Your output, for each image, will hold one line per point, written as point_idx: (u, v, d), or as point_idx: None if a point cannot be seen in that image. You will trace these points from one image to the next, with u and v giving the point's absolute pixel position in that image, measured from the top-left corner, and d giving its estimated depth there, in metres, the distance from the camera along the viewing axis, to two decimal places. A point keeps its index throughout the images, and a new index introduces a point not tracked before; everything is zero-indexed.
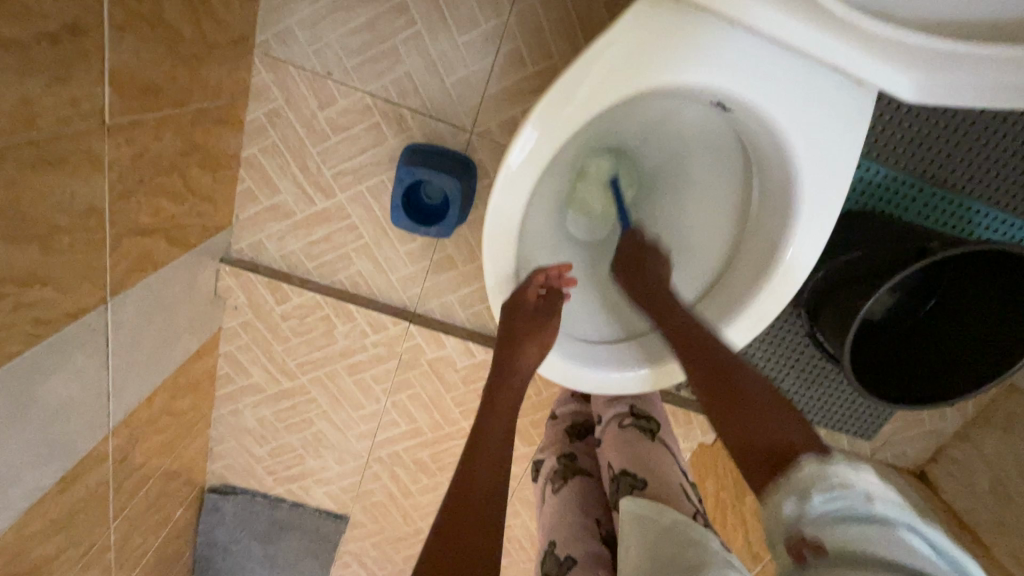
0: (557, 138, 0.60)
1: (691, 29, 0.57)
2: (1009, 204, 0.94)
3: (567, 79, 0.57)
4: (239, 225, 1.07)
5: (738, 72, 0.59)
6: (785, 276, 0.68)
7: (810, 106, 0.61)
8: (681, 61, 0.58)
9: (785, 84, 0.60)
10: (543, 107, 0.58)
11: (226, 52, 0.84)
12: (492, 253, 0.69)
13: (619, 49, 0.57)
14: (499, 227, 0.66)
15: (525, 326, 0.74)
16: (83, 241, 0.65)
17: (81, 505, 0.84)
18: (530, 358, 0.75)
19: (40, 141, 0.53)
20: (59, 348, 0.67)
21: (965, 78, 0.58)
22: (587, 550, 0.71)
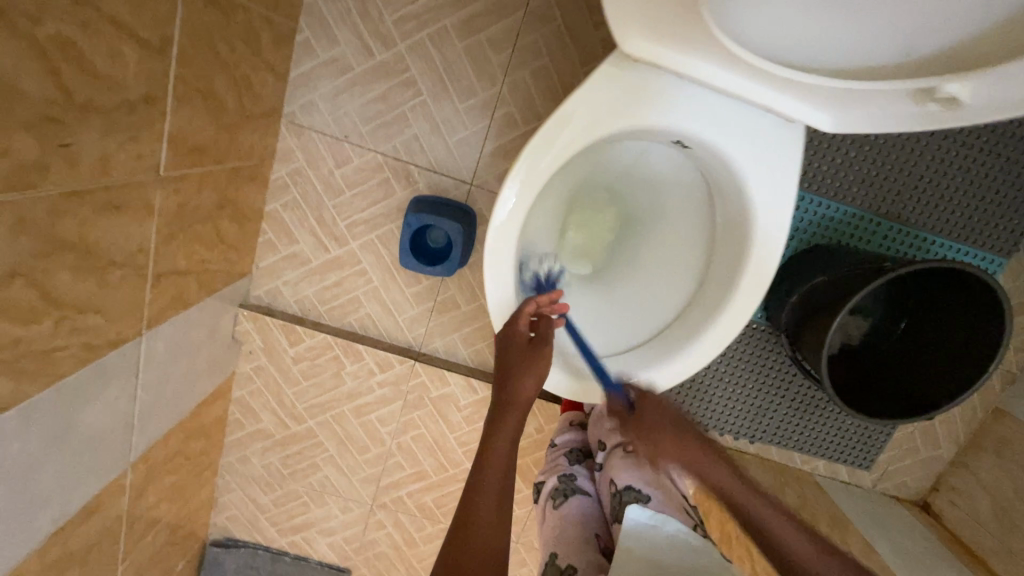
0: (544, 172, 0.70)
1: (647, 81, 0.69)
2: (952, 233, 1.11)
3: (546, 130, 0.69)
4: (258, 273, 1.16)
5: (688, 112, 0.71)
6: (750, 286, 0.77)
7: (751, 134, 0.72)
8: (643, 105, 0.70)
9: (728, 119, 0.71)
10: (527, 152, 0.69)
11: (260, 119, 0.97)
12: (492, 286, 0.77)
13: (590, 97, 0.69)
14: (498, 260, 0.75)
15: (521, 357, 0.76)
16: (131, 277, 0.74)
17: (97, 540, 0.87)
18: (529, 389, 0.74)
19: (111, 186, 0.63)
20: (100, 374, 0.73)
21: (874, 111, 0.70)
22: (588, 560, 0.74)
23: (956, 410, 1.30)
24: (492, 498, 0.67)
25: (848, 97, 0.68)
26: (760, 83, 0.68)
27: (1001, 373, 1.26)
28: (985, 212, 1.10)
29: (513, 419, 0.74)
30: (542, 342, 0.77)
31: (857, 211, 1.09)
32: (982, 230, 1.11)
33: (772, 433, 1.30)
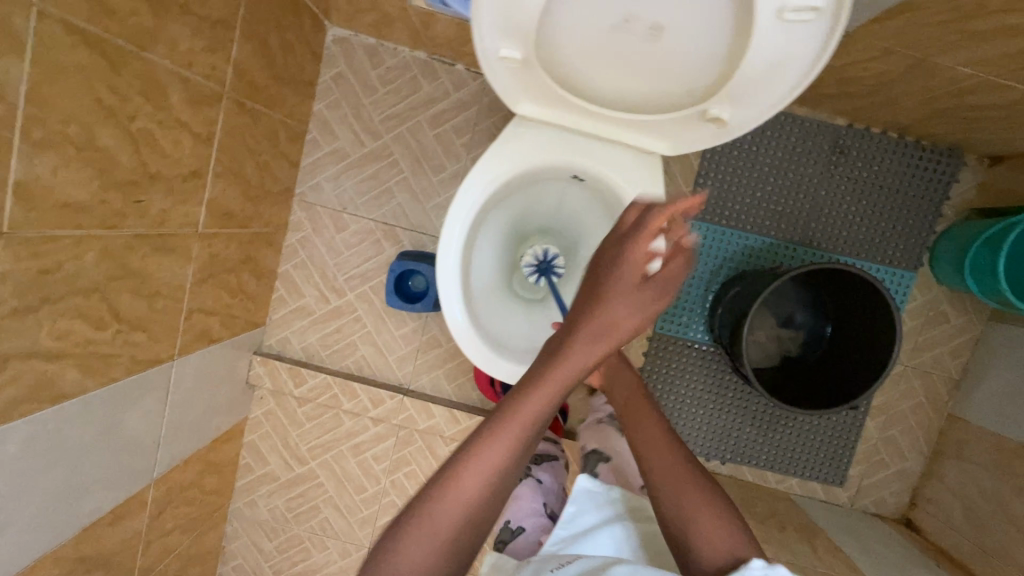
0: (464, 214, 0.86)
1: (537, 130, 0.83)
2: (858, 253, 1.31)
3: (471, 175, 0.85)
4: (272, 326, 1.37)
5: (573, 153, 0.84)
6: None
7: (624, 164, 0.84)
8: (536, 154, 0.84)
9: (604, 154, 0.84)
10: (455, 201, 0.86)
11: (277, 196, 1.24)
12: (445, 297, 0.89)
13: (497, 151, 0.84)
14: (446, 283, 0.89)
15: (611, 285, 0.61)
16: (171, 308, 0.95)
17: (118, 549, 0.99)
18: (619, 314, 0.60)
19: (165, 234, 0.87)
20: (142, 385, 0.92)
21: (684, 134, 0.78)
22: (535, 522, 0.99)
23: (914, 420, 1.37)
24: (532, 432, 0.59)
25: (674, 125, 0.77)
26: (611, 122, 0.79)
27: (945, 380, 1.35)
28: (883, 234, 1.30)
29: (592, 350, 0.60)
30: (669, 283, 0.62)
31: (774, 240, 1.30)
32: (885, 249, 1.30)
33: (739, 452, 1.38)
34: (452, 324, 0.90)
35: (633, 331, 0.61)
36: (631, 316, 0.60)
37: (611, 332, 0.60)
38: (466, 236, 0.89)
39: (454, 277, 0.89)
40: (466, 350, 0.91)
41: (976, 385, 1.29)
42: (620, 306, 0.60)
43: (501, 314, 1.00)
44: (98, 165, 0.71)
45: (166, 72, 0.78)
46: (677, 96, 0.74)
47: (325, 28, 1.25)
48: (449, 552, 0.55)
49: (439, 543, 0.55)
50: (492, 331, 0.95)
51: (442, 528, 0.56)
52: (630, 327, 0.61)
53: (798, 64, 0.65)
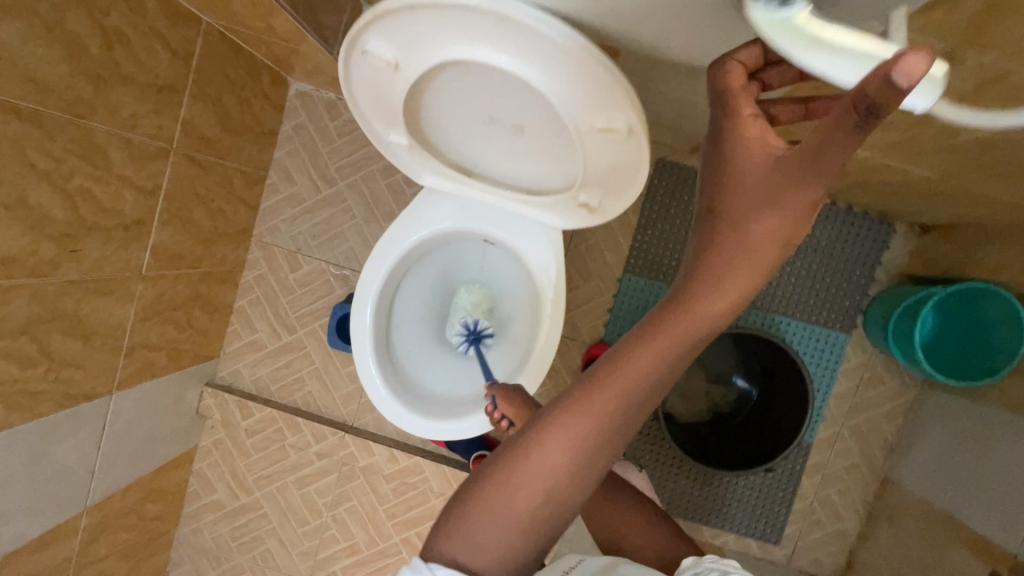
0: (379, 268, 0.92)
1: (449, 198, 0.90)
2: (792, 313, 1.33)
3: (383, 238, 0.92)
4: (225, 358, 1.43)
5: (480, 220, 0.89)
6: (547, 350, 0.91)
7: (527, 231, 0.89)
8: (447, 218, 0.90)
9: (509, 222, 0.89)
10: (373, 256, 0.92)
11: (233, 237, 1.31)
12: (359, 351, 0.94)
13: (412, 214, 0.91)
14: (359, 331, 0.94)
15: (744, 203, 0.44)
16: (109, 345, 1.01)
17: (45, 573, 1.03)
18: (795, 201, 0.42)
19: (102, 278, 0.94)
20: (72, 417, 0.97)
21: (562, 214, 0.84)
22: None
23: (850, 480, 1.37)
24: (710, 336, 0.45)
25: (553, 205, 0.82)
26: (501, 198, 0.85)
27: (881, 442, 1.36)
28: (817, 293, 1.33)
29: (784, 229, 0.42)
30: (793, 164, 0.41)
31: None
32: (819, 309, 1.33)
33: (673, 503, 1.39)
34: (364, 376, 0.94)
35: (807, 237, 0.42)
36: (768, 221, 0.43)
37: (737, 252, 0.44)
38: (379, 292, 0.94)
39: (367, 331, 0.94)
40: (377, 401, 0.93)
41: (909, 449, 1.30)
42: (757, 222, 0.43)
43: (420, 365, 1.02)
44: (31, 221, 0.78)
45: (106, 135, 0.85)
46: (552, 181, 0.80)
47: (286, 83, 1.35)
48: (528, 529, 0.48)
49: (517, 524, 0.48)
50: (407, 383, 0.98)
51: (519, 506, 0.47)
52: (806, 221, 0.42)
53: (634, 167, 0.69)
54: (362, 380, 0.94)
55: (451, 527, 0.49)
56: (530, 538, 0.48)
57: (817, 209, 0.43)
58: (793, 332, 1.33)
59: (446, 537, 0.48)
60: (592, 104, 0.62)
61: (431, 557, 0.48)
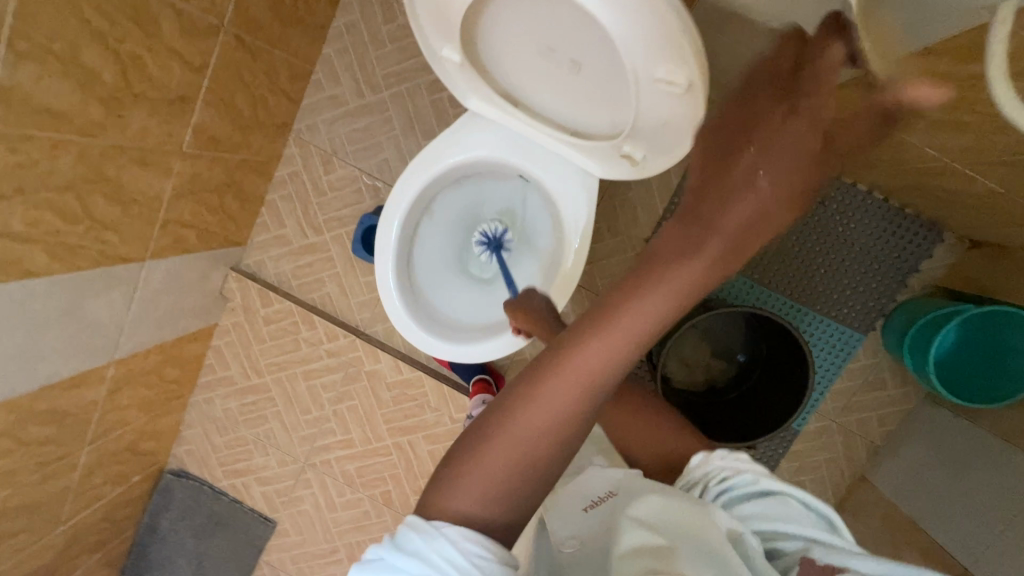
0: (412, 182, 0.92)
1: (493, 127, 0.89)
2: (809, 303, 1.32)
3: (419, 155, 0.92)
4: (251, 247, 1.47)
5: (519, 155, 0.89)
6: (564, 289, 0.92)
7: (563, 175, 0.89)
8: (487, 146, 0.90)
9: (546, 162, 0.89)
10: (409, 168, 0.92)
11: (273, 129, 1.30)
12: (382, 265, 0.96)
13: (455, 134, 0.90)
14: (385, 240, 0.95)
15: (713, 197, 0.55)
16: (146, 215, 1.05)
17: (74, 410, 1.13)
18: (734, 209, 0.54)
19: (145, 149, 0.96)
20: (108, 277, 1.03)
21: (603, 163, 0.82)
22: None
23: (827, 473, 1.41)
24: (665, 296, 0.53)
25: (600, 152, 0.80)
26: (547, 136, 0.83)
27: (867, 444, 1.38)
28: (843, 290, 1.30)
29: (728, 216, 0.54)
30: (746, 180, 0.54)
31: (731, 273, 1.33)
32: (843, 305, 1.31)
33: None
34: (384, 290, 0.97)
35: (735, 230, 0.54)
36: (738, 210, 0.54)
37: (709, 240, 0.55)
38: (408, 210, 0.95)
39: (391, 246, 0.95)
40: (395, 315, 0.97)
41: (893, 455, 1.33)
42: (744, 197, 0.53)
43: (436, 287, 1.05)
44: (82, 79, 0.79)
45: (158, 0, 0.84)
46: (603, 126, 0.77)
47: None
48: (539, 455, 0.52)
49: (504, 473, 0.51)
50: (422, 303, 1.01)
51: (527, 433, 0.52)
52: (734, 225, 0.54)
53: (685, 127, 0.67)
54: (380, 289, 0.97)
55: (447, 487, 0.52)
56: (519, 481, 0.52)
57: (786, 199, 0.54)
58: (809, 323, 1.33)
59: (449, 482, 0.52)
60: (659, 49, 0.60)
61: (436, 511, 0.51)
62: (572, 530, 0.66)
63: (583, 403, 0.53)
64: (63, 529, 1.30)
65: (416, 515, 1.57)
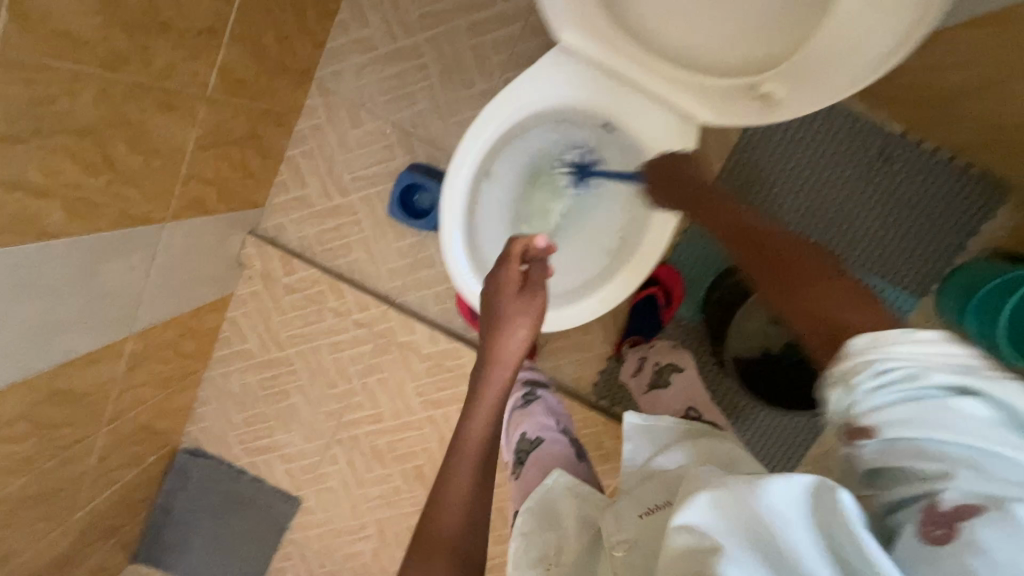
0: (485, 129, 0.84)
1: (577, 70, 0.81)
2: (867, 266, 1.28)
3: (495, 101, 0.82)
4: (270, 209, 1.35)
5: (608, 101, 0.81)
6: (651, 254, 0.85)
7: (656, 124, 0.81)
8: (571, 91, 0.81)
9: (638, 110, 0.81)
10: (483, 115, 0.83)
11: (296, 75, 1.17)
12: (448, 225, 0.87)
13: (536, 77, 0.82)
14: (452, 195, 0.86)
15: (491, 313, 0.78)
16: (168, 169, 0.92)
17: (92, 389, 1.03)
18: (522, 334, 0.76)
19: (169, 90, 0.83)
20: (128, 240, 0.91)
21: (733, 105, 0.73)
22: (551, 435, 1.02)
23: None
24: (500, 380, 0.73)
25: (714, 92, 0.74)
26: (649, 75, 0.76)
27: None
28: (903, 252, 1.26)
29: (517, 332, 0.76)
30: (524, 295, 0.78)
31: None
32: (902, 270, 1.27)
33: None
34: (449, 253, 0.88)
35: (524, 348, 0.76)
36: (524, 326, 0.76)
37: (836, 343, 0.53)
38: (477, 165, 0.87)
39: (458, 204, 0.87)
40: (461, 281, 0.88)
41: None
42: (522, 329, 0.76)
43: (498, 251, 0.97)
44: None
45: None
46: (727, 64, 0.71)
47: None
48: (477, 496, 0.64)
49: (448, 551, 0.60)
50: (488, 267, 0.92)
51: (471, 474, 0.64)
52: (526, 345, 0.76)
53: (867, 55, 0.60)
54: (445, 250, 0.88)
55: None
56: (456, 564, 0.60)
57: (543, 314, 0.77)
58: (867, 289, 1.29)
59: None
60: None
61: None
62: (622, 527, 0.64)
63: (476, 473, 0.65)
64: (80, 515, 1.21)
65: None
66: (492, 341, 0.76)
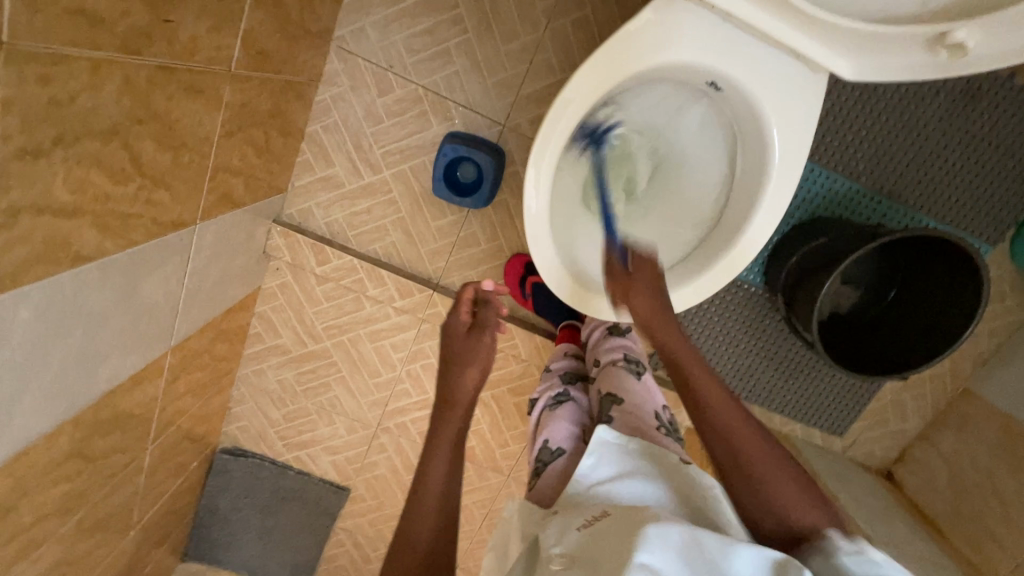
0: (586, 91, 0.71)
1: (693, 21, 0.69)
2: (942, 215, 1.19)
3: (594, 58, 0.70)
4: (293, 193, 1.22)
5: (728, 59, 0.70)
6: (755, 241, 0.79)
7: (780, 86, 0.72)
8: (686, 46, 0.70)
9: (762, 69, 0.71)
10: (582, 73, 0.70)
11: (314, 38, 1.02)
12: (532, 206, 0.76)
13: (646, 29, 0.69)
14: (541, 170, 0.75)
15: (449, 351, 0.99)
16: (196, 165, 0.79)
17: (137, 411, 0.94)
18: (473, 376, 0.93)
19: (194, 70, 0.69)
20: (162, 251, 0.80)
21: (898, 58, 0.71)
22: (575, 447, 0.86)
23: (929, 387, 1.40)
24: (463, 407, 0.89)
25: (864, 40, 0.69)
26: (791, 22, 0.68)
27: (974, 356, 1.36)
28: (982, 199, 1.17)
29: (475, 369, 0.94)
30: (474, 334, 1.00)
31: (860, 187, 1.17)
32: (979, 216, 1.18)
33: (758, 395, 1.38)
34: (531, 240, 0.78)
35: (477, 386, 0.93)
36: (475, 364, 0.95)
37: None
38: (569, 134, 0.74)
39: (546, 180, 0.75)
40: (544, 272, 0.80)
41: (1003, 366, 1.31)
42: (474, 364, 0.95)
43: (574, 227, 0.86)
44: None
45: None
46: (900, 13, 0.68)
47: None
48: (450, 483, 0.77)
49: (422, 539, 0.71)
50: (567, 251, 0.83)
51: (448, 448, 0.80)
52: (477, 380, 0.93)
53: None
54: (528, 233, 0.78)
55: None
56: None
57: (495, 348, 0.99)
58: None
59: None
60: None
61: None
62: (564, 541, 0.60)
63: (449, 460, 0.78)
64: (133, 533, 1.16)
65: (502, 467, 1.50)
66: (448, 368, 0.95)
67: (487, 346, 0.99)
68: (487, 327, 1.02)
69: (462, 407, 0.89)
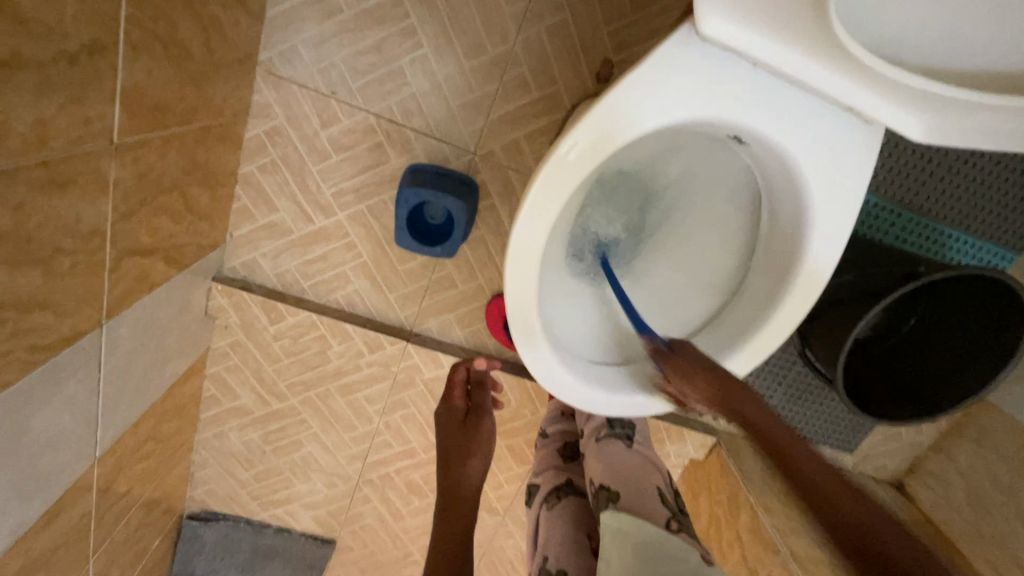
0: (600, 141, 0.59)
1: (728, 62, 0.59)
2: (975, 228, 0.99)
3: (618, 88, 0.58)
4: (233, 244, 1.05)
5: (764, 108, 0.61)
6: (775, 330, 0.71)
7: (820, 143, 0.63)
8: (717, 91, 0.59)
9: (802, 122, 0.62)
10: (596, 111, 0.58)
11: (231, 70, 0.84)
12: (516, 254, 0.64)
13: (675, 69, 0.58)
14: (534, 221, 0.62)
15: (444, 435, 0.92)
16: (86, 265, 0.63)
17: (62, 539, 0.79)
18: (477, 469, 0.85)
19: (51, 160, 0.51)
20: (54, 375, 0.63)
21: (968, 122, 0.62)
22: (576, 552, 0.73)
23: None
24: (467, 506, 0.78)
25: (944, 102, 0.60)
26: (844, 77, 0.59)
27: None
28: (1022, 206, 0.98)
29: (478, 459, 0.86)
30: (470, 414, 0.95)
31: (879, 201, 0.98)
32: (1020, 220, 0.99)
33: None
34: (511, 290, 0.66)
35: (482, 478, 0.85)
36: (478, 452, 0.87)
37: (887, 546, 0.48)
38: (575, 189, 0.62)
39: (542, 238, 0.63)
40: (519, 339, 0.69)
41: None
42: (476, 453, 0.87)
43: (558, 289, 0.79)
44: None
45: None
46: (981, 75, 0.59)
47: None
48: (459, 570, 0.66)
49: None
50: (548, 314, 0.74)
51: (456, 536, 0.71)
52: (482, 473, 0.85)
53: None
54: (507, 289, 0.66)
55: None
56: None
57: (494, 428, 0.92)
58: (965, 254, 1.00)
59: None
60: None
61: None
62: None
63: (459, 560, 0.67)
64: None
65: (498, 509, 1.36)
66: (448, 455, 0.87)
67: (486, 429, 0.92)
68: (484, 410, 0.97)
69: (471, 491, 0.81)
